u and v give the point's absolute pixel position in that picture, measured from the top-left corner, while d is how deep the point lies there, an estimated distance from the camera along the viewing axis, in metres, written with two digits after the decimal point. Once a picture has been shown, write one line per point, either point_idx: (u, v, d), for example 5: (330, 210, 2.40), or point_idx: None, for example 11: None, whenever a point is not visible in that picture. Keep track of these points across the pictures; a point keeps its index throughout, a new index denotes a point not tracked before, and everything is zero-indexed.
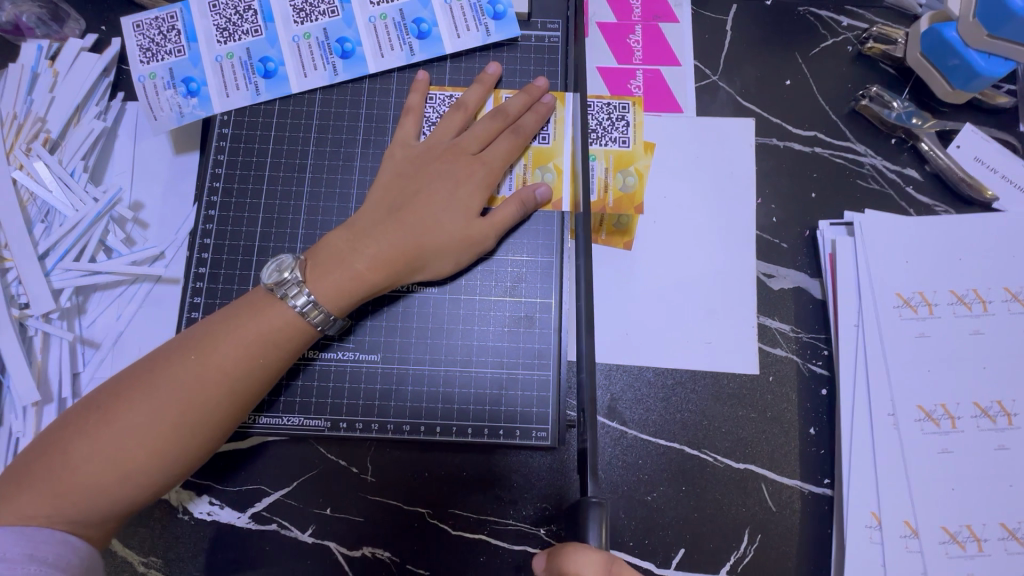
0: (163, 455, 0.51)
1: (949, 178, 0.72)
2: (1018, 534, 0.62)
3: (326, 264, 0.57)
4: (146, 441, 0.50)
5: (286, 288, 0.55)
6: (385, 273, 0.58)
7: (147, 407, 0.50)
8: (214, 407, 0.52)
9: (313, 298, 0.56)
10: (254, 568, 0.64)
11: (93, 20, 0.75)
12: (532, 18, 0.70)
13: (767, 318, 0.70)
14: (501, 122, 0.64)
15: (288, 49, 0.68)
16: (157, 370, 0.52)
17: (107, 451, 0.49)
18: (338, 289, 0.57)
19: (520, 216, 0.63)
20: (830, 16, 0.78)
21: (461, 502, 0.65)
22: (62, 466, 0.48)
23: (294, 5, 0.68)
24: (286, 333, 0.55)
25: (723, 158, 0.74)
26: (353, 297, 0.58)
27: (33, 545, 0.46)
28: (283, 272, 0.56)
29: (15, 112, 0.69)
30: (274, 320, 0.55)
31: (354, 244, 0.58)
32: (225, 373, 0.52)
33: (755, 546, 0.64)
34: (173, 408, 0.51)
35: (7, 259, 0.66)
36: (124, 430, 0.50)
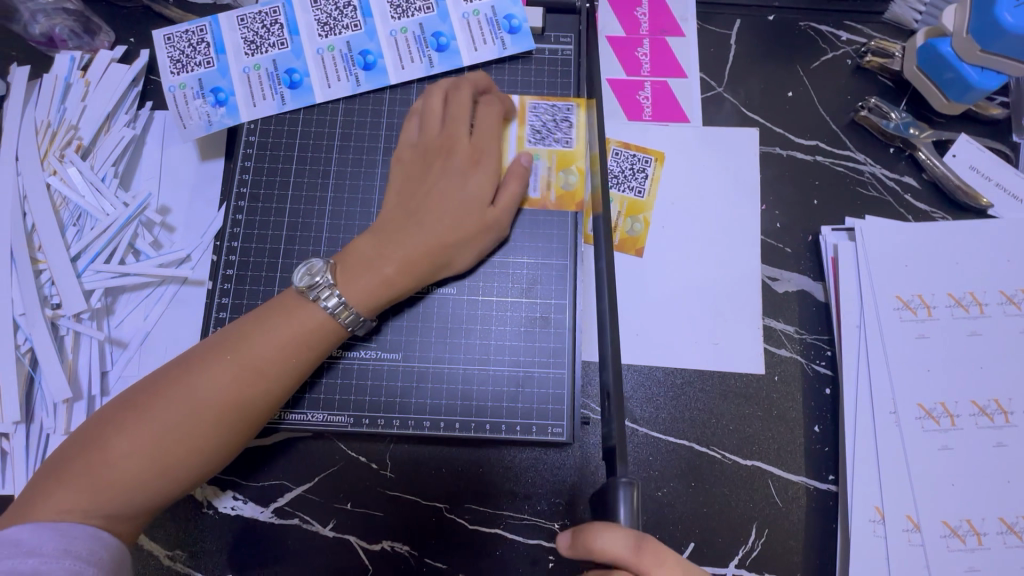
0: (197, 450, 0.53)
1: (946, 186, 0.75)
2: (1017, 528, 0.64)
3: (355, 269, 0.60)
4: (181, 437, 0.52)
5: (317, 291, 0.58)
6: (411, 276, 0.61)
7: (182, 404, 0.53)
8: (246, 405, 0.54)
9: (343, 299, 0.58)
10: (276, 561, 0.65)
11: (123, 32, 0.78)
12: (545, 32, 0.74)
13: (771, 320, 0.73)
14: (527, 130, 0.66)
15: (314, 61, 0.71)
16: (193, 368, 0.54)
17: (145, 446, 0.51)
18: (367, 293, 0.59)
19: (541, 221, 0.67)
20: (830, 31, 0.82)
21: (477, 496, 0.67)
22: (102, 460, 0.50)
23: (319, 19, 0.72)
24: (316, 333, 0.57)
25: (728, 166, 0.77)
26: (381, 299, 0.60)
27: (69, 540, 0.47)
28: (315, 275, 0.58)
29: (49, 119, 0.72)
30: (305, 320, 0.57)
31: (380, 250, 0.61)
32: (257, 370, 0.55)
33: (763, 540, 0.66)
34: (208, 405, 0.53)
35: (41, 261, 0.69)
36: (161, 425, 0.52)
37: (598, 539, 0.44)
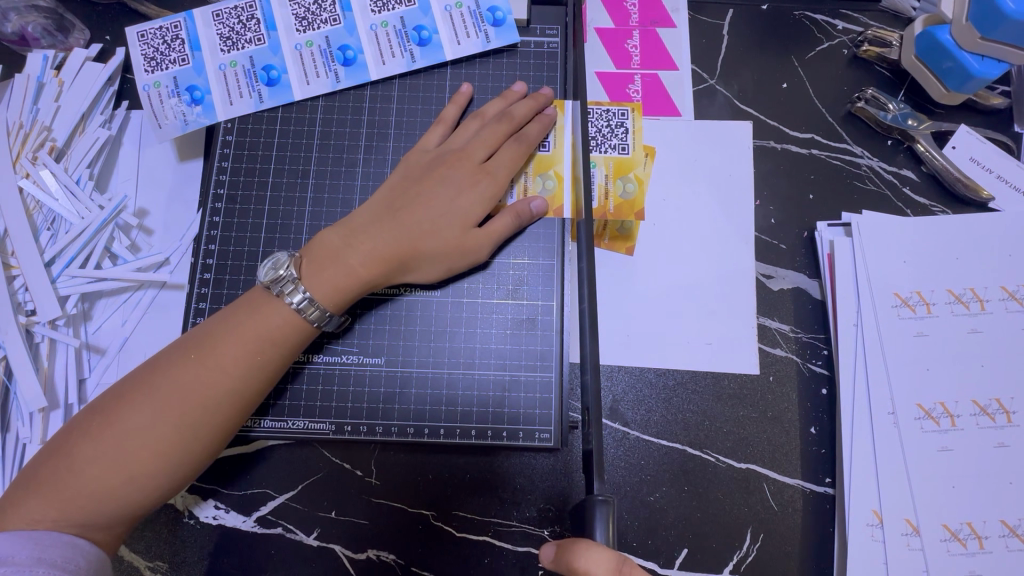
0: (167, 454, 0.51)
1: (945, 179, 0.73)
2: (1019, 531, 0.62)
3: (321, 262, 0.58)
4: (148, 443, 0.50)
5: (282, 285, 0.56)
6: (379, 270, 0.59)
7: (148, 408, 0.51)
8: (215, 407, 0.52)
9: (309, 295, 0.56)
10: (259, 571, 0.64)
11: (97, 30, 0.76)
12: (530, 24, 0.71)
13: (766, 319, 0.71)
14: (509, 132, 0.64)
15: (292, 58, 0.69)
16: (161, 371, 0.53)
17: (112, 452, 0.50)
18: (331, 286, 0.57)
19: (515, 228, 0.63)
20: (825, 20, 0.79)
21: (465, 503, 0.65)
22: (70, 468, 0.49)
23: (296, 14, 0.69)
24: (286, 331, 0.55)
25: (721, 160, 0.75)
26: (347, 292, 0.58)
27: (43, 548, 0.47)
28: (279, 269, 0.56)
29: (21, 121, 0.70)
30: (273, 318, 0.55)
31: (349, 241, 0.59)
32: (226, 371, 0.53)
33: (758, 545, 0.65)
34: (175, 409, 0.51)
35: (15, 267, 0.67)
36: (128, 431, 0.50)
37: (583, 554, 0.43)
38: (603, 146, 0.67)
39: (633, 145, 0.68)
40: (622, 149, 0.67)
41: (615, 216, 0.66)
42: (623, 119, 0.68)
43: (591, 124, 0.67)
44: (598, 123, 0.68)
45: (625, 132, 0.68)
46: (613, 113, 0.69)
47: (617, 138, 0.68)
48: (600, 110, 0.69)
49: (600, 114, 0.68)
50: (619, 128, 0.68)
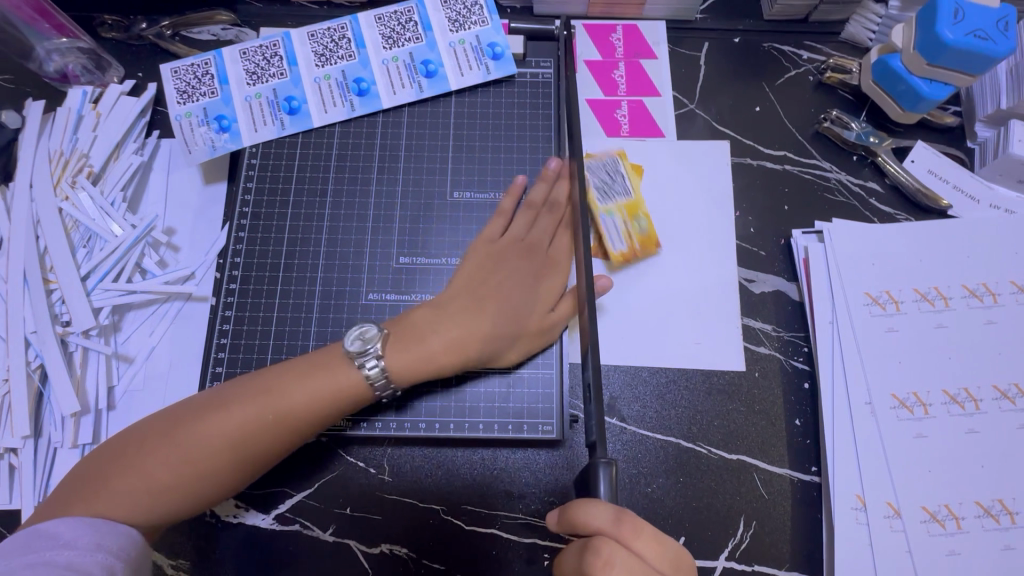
0: (223, 479, 0.56)
1: (906, 190, 0.80)
2: (993, 511, 0.66)
3: (404, 340, 0.63)
4: (210, 460, 0.55)
5: (365, 357, 0.60)
6: (455, 356, 0.63)
7: (220, 431, 0.56)
8: (277, 441, 0.58)
9: (386, 368, 0.61)
10: (277, 567, 0.67)
11: (131, 68, 0.84)
12: (526, 57, 0.80)
13: (750, 319, 0.76)
14: (557, 218, 0.72)
15: (311, 89, 0.76)
16: (233, 400, 0.57)
17: (178, 472, 0.54)
18: (409, 366, 0.62)
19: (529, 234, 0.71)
20: (792, 50, 0.88)
21: (473, 498, 0.69)
22: (136, 474, 0.53)
23: (315, 51, 0.77)
24: (351, 395, 0.60)
25: (703, 176, 0.82)
26: (420, 374, 0.62)
27: (100, 536, 0.50)
28: (366, 341, 0.61)
29: (62, 149, 0.77)
30: (341, 381, 0.59)
31: (435, 322, 0.64)
32: (287, 421, 0.57)
33: (751, 532, 0.68)
34: (240, 437, 0.56)
35: (52, 281, 0.72)
36: (198, 449, 0.55)
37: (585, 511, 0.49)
38: (609, 194, 0.80)
39: (633, 188, 0.80)
40: (626, 192, 0.80)
41: (642, 250, 0.78)
42: (618, 167, 0.81)
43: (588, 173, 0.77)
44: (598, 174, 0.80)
45: (624, 179, 0.80)
46: (608, 163, 0.81)
47: (619, 183, 0.80)
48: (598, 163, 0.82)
49: (598, 167, 0.81)
50: (617, 175, 0.81)
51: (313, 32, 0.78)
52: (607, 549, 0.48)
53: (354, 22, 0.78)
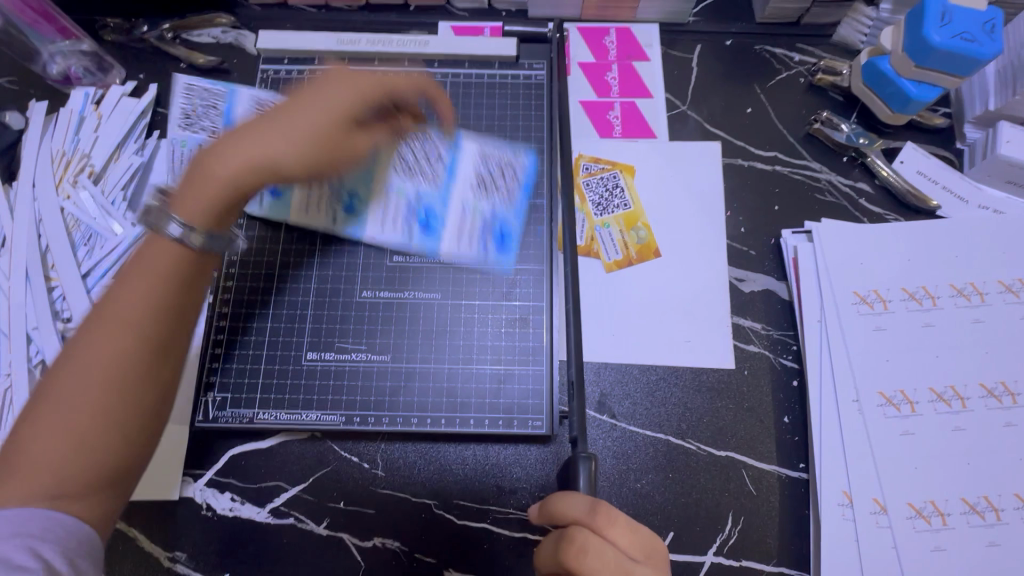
0: (93, 433, 0.49)
1: (896, 191, 0.81)
2: (978, 508, 0.67)
3: (193, 191, 0.54)
4: (88, 416, 0.49)
5: (163, 225, 0.52)
6: (244, 181, 0.55)
7: (81, 380, 0.49)
8: (161, 345, 0.52)
9: (180, 216, 0.53)
10: (271, 560, 0.68)
11: (133, 70, 0.86)
12: (520, 60, 0.81)
13: (739, 318, 0.77)
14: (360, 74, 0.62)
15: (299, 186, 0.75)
16: (84, 343, 0.50)
17: (42, 441, 0.48)
18: (201, 207, 0.53)
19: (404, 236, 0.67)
20: (783, 53, 0.89)
21: (465, 493, 0.70)
22: (3, 463, 0.47)
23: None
24: (181, 258, 0.53)
25: (694, 177, 0.83)
26: (220, 208, 0.54)
27: (20, 522, 0.46)
28: (154, 215, 0.53)
29: (64, 149, 0.78)
30: (161, 253, 0.52)
31: (263, 191, 0.57)
32: (138, 317, 0.51)
33: (739, 528, 0.69)
34: (116, 369, 0.49)
35: (53, 278, 0.73)
36: (71, 411, 0.48)
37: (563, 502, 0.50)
38: (609, 208, 0.82)
39: (632, 200, 0.82)
40: (624, 205, 0.82)
41: (639, 260, 0.79)
42: (616, 181, 0.83)
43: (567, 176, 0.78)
44: (596, 190, 0.82)
45: (622, 192, 0.82)
46: (607, 178, 0.83)
47: (618, 198, 0.82)
48: (595, 178, 0.83)
49: (596, 182, 0.83)
50: (615, 190, 0.82)
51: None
52: (580, 537, 0.49)
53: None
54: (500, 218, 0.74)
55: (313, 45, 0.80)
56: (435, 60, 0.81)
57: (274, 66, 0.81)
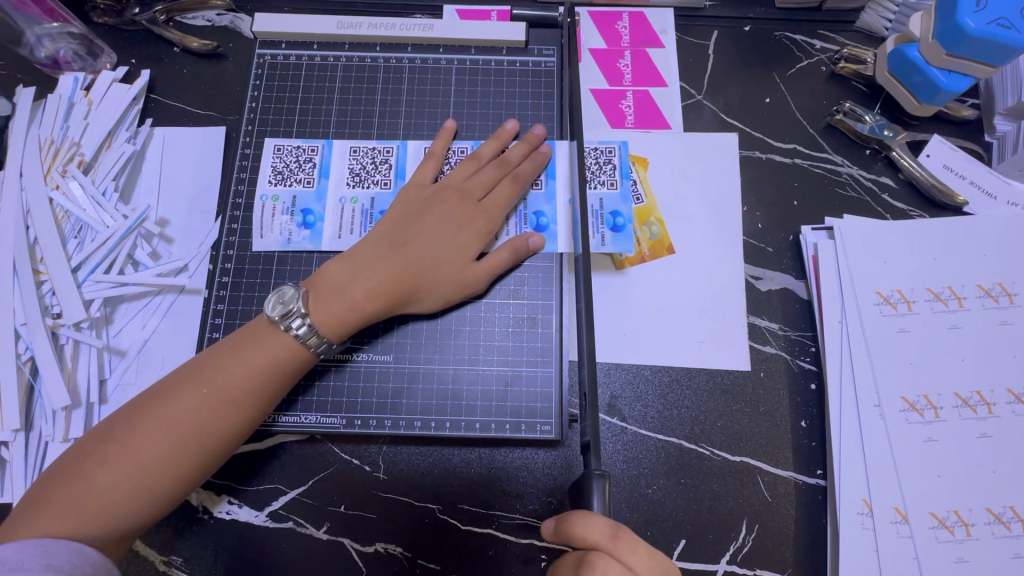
0: (162, 485, 0.54)
1: (921, 185, 0.78)
2: (1004, 518, 0.64)
3: (326, 296, 0.61)
4: (154, 464, 0.54)
5: (290, 320, 0.59)
6: (380, 302, 0.62)
7: (161, 430, 0.54)
8: (225, 432, 0.57)
9: (314, 326, 0.60)
10: (270, 565, 0.66)
11: (124, 55, 0.82)
12: (529, 45, 0.78)
13: (755, 318, 0.74)
14: (503, 171, 0.69)
15: (334, 208, 0.71)
16: (176, 392, 0.56)
17: (123, 478, 0.53)
18: (336, 319, 0.61)
19: (511, 262, 0.67)
20: (804, 39, 0.85)
21: (470, 498, 0.68)
22: (77, 483, 0.52)
23: (352, 169, 0.72)
24: (291, 362, 0.59)
25: (710, 169, 0.80)
26: (350, 325, 0.62)
27: (50, 555, 0.48)
28: (287, 304, 0.60)
29: (52, 137, 0.75)
30: (277, 349, 0.59)
31: (354, 274, 0.62)
32: (238, 401, 0.57)
33: (753, 536, 0.67)
34: (192, 427, 0.55)
35: (42, 272, 0.71)
36: (142, 453, 0.53)
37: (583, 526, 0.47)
38: (593, 182, 0.73)
39: (645, 194, 0.78)
40: (637, 199, 0.78)
41: (651, 257, 0.76)
42: (611, 156, 0.75)
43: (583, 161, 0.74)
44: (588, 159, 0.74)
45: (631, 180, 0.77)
46: (603, 150, 0.75)
47: (605, 174, 0.74)
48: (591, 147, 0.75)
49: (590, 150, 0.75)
50: (607, 164, 0.74)
51: (356, 148, 0.73)
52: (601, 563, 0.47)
53: (402, 147, 0.74)
54: (524, 212, 0.70)
55: (311, 27, 0.76)
56: (440, 46, 0.78)
57: (270, 50, 0.77)
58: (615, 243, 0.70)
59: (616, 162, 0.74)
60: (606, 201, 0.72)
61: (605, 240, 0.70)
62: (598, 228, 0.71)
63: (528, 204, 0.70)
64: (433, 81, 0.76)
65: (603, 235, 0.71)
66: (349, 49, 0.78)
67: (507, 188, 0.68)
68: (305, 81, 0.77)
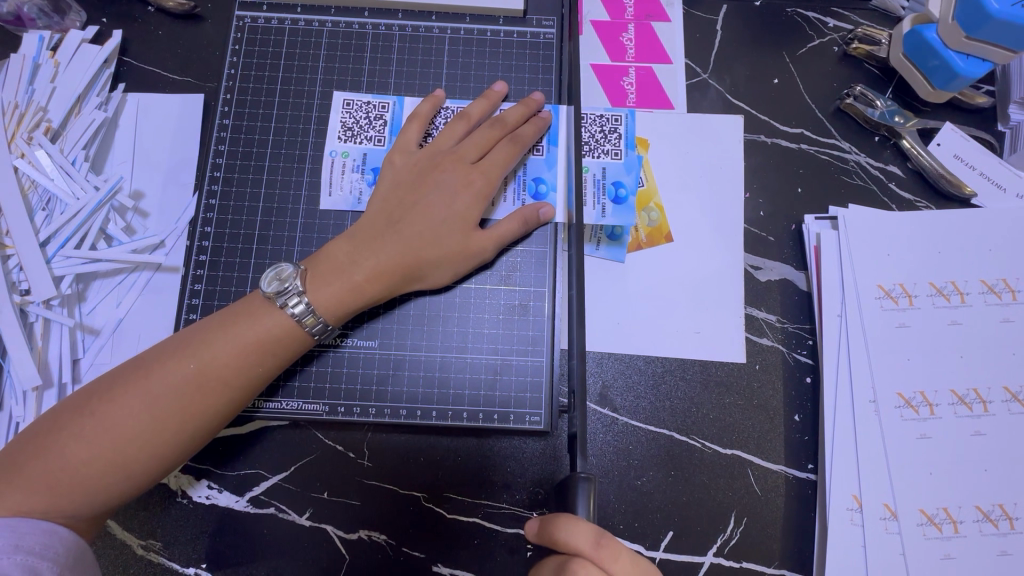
0: (140, 462, 0.52)
1: (930, 175, 0.75)
2: (993, 516, 0.64)
3: (325, 275, 0.59)
4: (134, 442, 0.51)
5: (286, 297, 0.57)
6: (383, 285, 0.60)
7: (142, 407, 0.52)
8: (210, 412, 0.54)
9: (311, 306, 0.57)
10: (251, 550, 0.65)
11: (93, 13, 0.77)
12: (527, 15, 0.73)
13: (753, 309, 0.72)
14: (500, 131, 0.65)
15: (324, 162, 0.68)
16: (159, 367, 0.53)
17: (99, 456, 0.50)
18: (336, 301, 0.58)
19: (520, 233, 0.64)
20: (817, 17, 0.81)
21: (456, 486, 0.66)
22: (51, 455, 0.50)
23: (344, 121, 0.69)
24: (283, 342, 0.57)
25: (713, 153, 0.76)
26: (350, 306, 0.59)
27: (20, 536, 0.47)
28: (284, 281, 0.57)
29: (16, 101, 0.70)
30: (270, 327, 0.56)
31: (354, 256, 0.60)
32: (227, 381, 0.54)
33: (741, 529, 0.66)
34: (175, 405, 0.53)
35: (9, 246, 0.67)
36: (120, 430, 0.51)
37: (569, 527, 0.46)
38: (596, 151, 0.69)
39: (645, 178, 0.75)
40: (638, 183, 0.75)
41: (648, 245, 0.74)
42: (616, 125, 0.70)
43: (585, 130, 0.70)
44: (591, 128, 0.70)
45: (618, 138, 0.70)
46: (607, 118, 0.71)
47: (610, 143, 0.70)
48: (594, 115, 0.71)
49: (592, 120, 0.70)
50: (612, 134, 0.70)
51: (350, 100, 0.70)
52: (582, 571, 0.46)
53: (398, 103, 0.70)
54: (523, 178, 0.67)
55: None
56: (432, 13, 0.73)
57: (251, 13, 0.72)
58: (616, 216, 0.67)
59: (622, 131, 0.70)
60: (610, 170, 0.69)
61: (598, 247, 0.73)
62: (595, 234, 0.73)
63: (528, 170, 0.67)
64: (425, 50, 0.72)
65: (597, 241, 0.73)
66: (336, 13, 0.73)
67: (504, 148, 0.64)
68: (288, 47, 0.72)
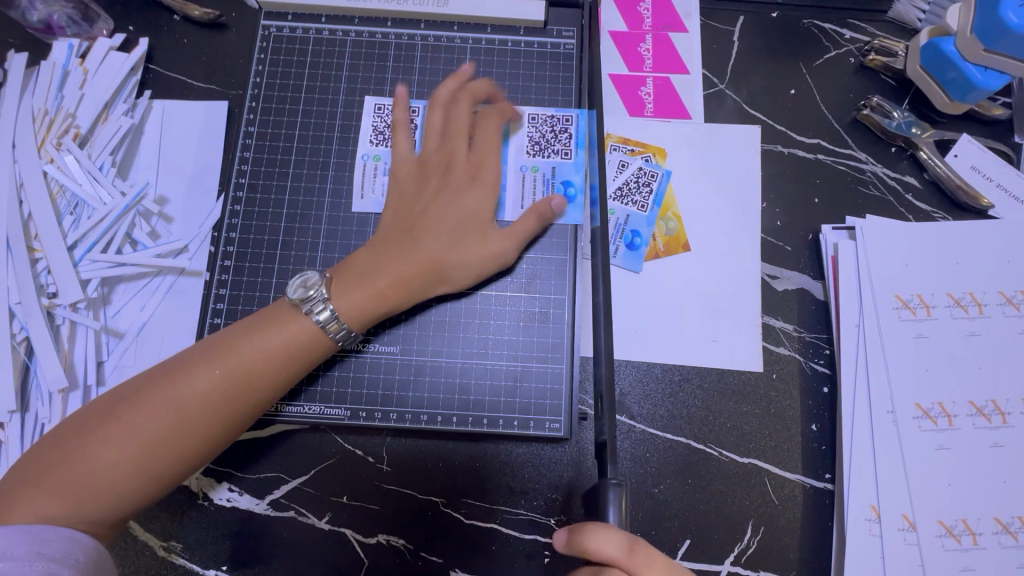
0: (164, 465, 0.53)
1: (947, 186, 0.75)
2: (1012, 528, 0.64)
3: (349, 283, 0.60)
4: (159, 445, 0.52)
5: (311, 303, 0.58)
6: (405, 292, 0.61)
7: (168, 411, 0.53)
8: (234, 415, 0.55)
9: (336, 312, 0.58)
10: (271, 553, 0.65)
11: (121, 21, 0.78)
12: (547, 26, 0.74)
13: (771, 318, 0.72)
14: None
15: (357, 167, 0.69)
16: (186, 371, 0.54)
17: (125, 459, 0.51)
18: (361, 308, 0.59)
19: (539, 227, 0.65)
20: (833, 29, 0.81)
21: (474, 492, 0.67)
22: (78, 458, 0.51)
23: (375, 126, 0.71)
24: (307, 347, 0.57)
25: (730, 163, 0.77)
26: (374, 314, 0.60)
27: (41, 543, 0.46)
28: (309, 288, 0.58)
29: (46, 107, 0.72)
30: (294, 332, 0.57)
31: (376, 262, 0.61)
32: (252, 385, 0.55)
33: (758, 538, 0.66)
34: (200, 408, 0.53)
35: (37, 250, 0.68)
36: (146, 434, 0.52)
37: (596, 534, 0.47)
38: (625, 198, 0.76)
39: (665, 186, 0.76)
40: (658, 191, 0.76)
41: (666, 253, 0.74)
42: (652, 181, 0.76)
43: (622, 176, 0.76)
44: (628, 177, 0.76)
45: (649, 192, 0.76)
46: (646, 171, 0.76)
47: (641, 195, 0.76)
48: (634, 164, 0.77)
49: (633, 169, 0.76)
50: (645, 187, 0.76)
51: (382, 105, 0.71)
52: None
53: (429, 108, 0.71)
54: (552, 182, 0.68)
55: None
56: (454, 23, 0.74)
57: (276, 22, 0.74)
58: (625, 261, 0.74)
59: (655, 187, 0.76)
60: (632, 219, 0.75)
61: (616, 254, 0.74)
62: (615, 241, 0.75)
63: (556, 174, 0.69)
64: (447, 59, 0.73)
65: (616, 249, 0.74)
66: (359, 23, 0.74)
67: None
68: (312, 56, 0.73)
